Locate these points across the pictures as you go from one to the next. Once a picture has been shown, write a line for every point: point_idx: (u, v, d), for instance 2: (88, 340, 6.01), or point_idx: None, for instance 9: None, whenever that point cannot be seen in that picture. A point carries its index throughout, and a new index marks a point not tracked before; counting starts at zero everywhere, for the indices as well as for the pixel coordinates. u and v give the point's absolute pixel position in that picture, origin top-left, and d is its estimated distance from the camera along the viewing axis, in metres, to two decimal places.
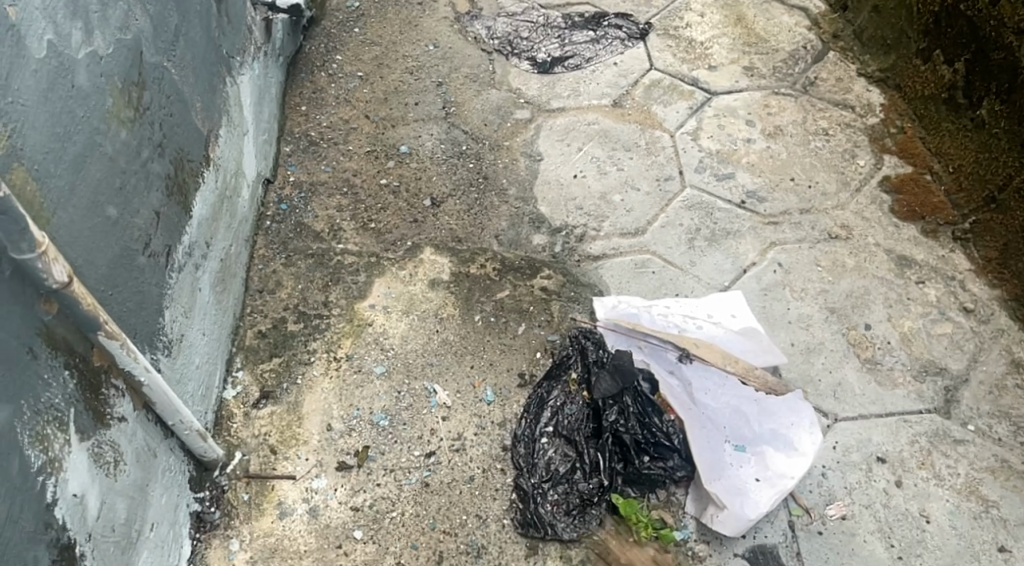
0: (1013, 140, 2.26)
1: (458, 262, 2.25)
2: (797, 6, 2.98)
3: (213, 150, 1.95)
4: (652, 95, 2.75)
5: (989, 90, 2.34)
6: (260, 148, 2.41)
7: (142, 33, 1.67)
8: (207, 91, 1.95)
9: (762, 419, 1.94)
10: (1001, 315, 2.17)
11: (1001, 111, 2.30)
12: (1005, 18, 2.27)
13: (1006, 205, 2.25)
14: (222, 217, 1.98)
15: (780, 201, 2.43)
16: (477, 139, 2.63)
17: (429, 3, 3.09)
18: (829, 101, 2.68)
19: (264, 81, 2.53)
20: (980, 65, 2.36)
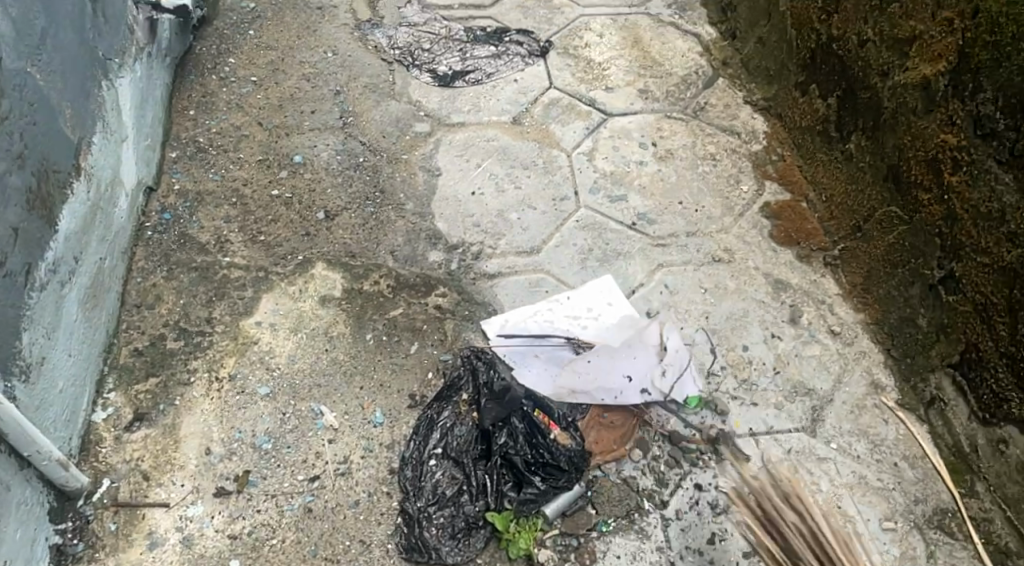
0: (877, 173, 2.25)
1: (349, 279, 2.25)
2: (689, 31, 3.14)
3: (85, 159, 1.87)
4: (551, 113, 2.82)
5: (857, 127, 2.33)
6: (141, 155, 2.34)
7: (1, 38, 1.60)
8: (81, 97, 1.88)
9: (654, 373, 2.11)
10: (865, 337, 2.23)
11: (866, 145, 2.30)
12: (872, 58, 2.23)
13: (870, 236, 2.28)
14: (94, 229, 1.91)
15: (668, 223, 2.49)
16: (375, 151, 2.63)
17: (329, 9, 3.10)
18: (717, 127, 2.76)
19: (147, 85, 2.46)
20: (850, 101, 2.35)
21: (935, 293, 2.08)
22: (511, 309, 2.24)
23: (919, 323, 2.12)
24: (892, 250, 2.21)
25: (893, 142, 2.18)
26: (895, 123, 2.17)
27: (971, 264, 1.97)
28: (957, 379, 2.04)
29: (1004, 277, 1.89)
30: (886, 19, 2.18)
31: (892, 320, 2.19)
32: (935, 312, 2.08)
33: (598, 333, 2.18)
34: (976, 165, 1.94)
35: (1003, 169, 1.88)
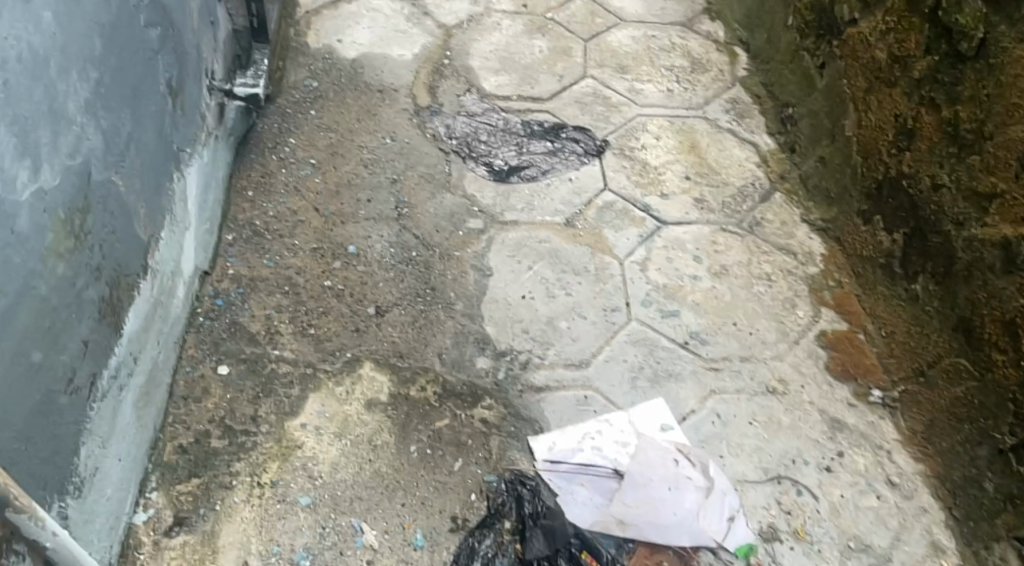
0: (945, 321, 2.23)
1: (397, 383, 2.23)
2: (748, 140, 3.14)
3: (152, 256, 1.88)
4: (605, 218, 2.81)
5: (924, 269, 2.30)
6: (200, 239, 2.33)
7: (90, 154, 1.60)
8: (156, 198, 1.89)
9: (705, 509, 2.10)
10: (924, 492, 2.19)
11: (935, 291, 2.27)
12: (946, 209, 2.19)
13: (935, 383, 2.26)
14: (155, 326, 1.91)
15: (722, 345, 2.45)
16: (428, 246, 2.62)
17: (390, 91, 3.15)
18: (773, 245, 2.73)
19: (212, 167, 2.46)
20: (917, 241, 2.32)
21: (1005, 459, 2.06)
22: (559, 427, 2.22)
23: (985, 487, 2.10)
24: (957, 403, 2.19)
25: (966, 295, 2.15)
26: (969, 276, 2.14)
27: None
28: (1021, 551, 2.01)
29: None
30: (966, 171, 2.14)
31: (957, 478, 2.17)
32: (1003, 477, 2.06)
33: (649, 462, 2.17)
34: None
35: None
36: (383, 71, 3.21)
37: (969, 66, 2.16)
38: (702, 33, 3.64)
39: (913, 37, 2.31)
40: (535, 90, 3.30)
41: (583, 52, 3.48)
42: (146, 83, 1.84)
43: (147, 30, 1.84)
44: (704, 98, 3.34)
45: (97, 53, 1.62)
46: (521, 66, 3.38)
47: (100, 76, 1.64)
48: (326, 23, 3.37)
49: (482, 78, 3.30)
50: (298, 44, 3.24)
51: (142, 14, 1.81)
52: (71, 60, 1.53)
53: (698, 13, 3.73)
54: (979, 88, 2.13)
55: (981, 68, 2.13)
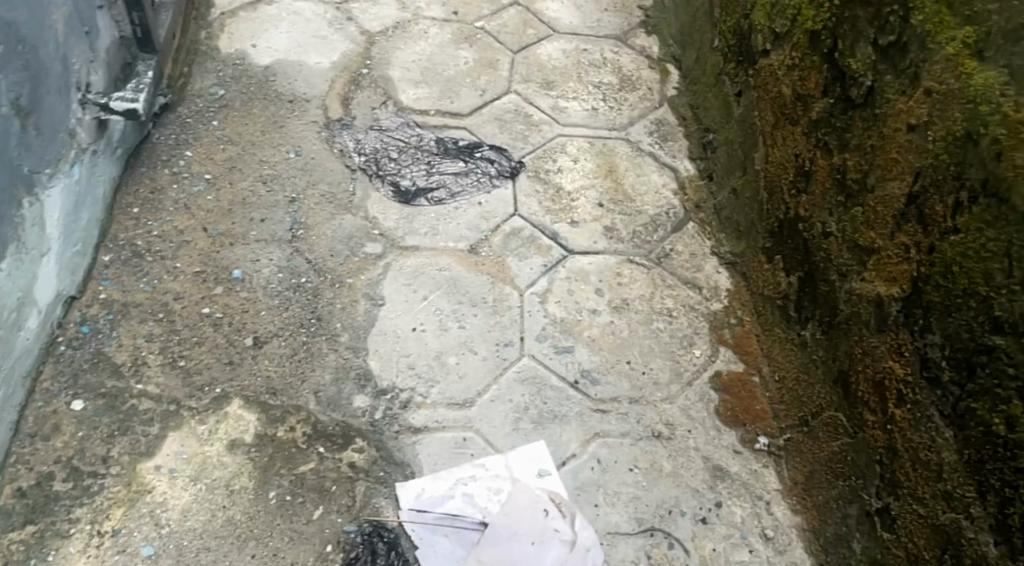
0: (828, 372, 2.14)
1: (265, 422, 2.16)
2: (668, 165, 3.03)
3: None
4: (510, 245, 2.71)
5: (814, 315, 2.21)
6: (64, 264, 2.24)
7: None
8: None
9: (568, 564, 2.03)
10: (799, 546, 2.12)
11: (821, 340, 2.17)
12: (832, 256, 2.10)
13: (817, 434, 2.16)
14: None
15: (612, 386, 2.36)
16: (319, 272, 2.51)
17: (301, 102, 2.97)
18: (679, 278, 2.64)
19: (88, 186, 2.34)
20: (808, 287, 2.23)
21: (871, 521, 1.96)
22: (431, 472, 2.15)
23: (852, 547, 2.01)
24: (834, 458, 2.10)
25: (846, 349, 2.05)
26: (849, 328, 2.04)
27: (908, 510, 1.83)
28: None
29: (939, 539, 1.75)
30: (850, 223, 2.04)
31: (827, 532, 2.09)
32: (868, 540, 1.96)
33: (517, 512, 2.10)
34: (920, 406, 1.80)
35: (945, 423, 1.74)
36: (296, 80, 3.03)
37: (857, 114, 2.06)
38: (635, 47, 3.50)
39: (812, 77, 2.21)
40: (455, 105, 3.13)
41: (510, 65, 3.33)
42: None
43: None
44: (630, 118, 3.19)
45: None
46: (443, 79, 3.21)
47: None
48: (241, 27, 3.18)
49: (400, 90, 3.13)
50: (208, 49, 3.06)
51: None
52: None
53: (634, 25, 3.59)
54: (864, 137, 2.02)
55: (867, 117, 2.03)
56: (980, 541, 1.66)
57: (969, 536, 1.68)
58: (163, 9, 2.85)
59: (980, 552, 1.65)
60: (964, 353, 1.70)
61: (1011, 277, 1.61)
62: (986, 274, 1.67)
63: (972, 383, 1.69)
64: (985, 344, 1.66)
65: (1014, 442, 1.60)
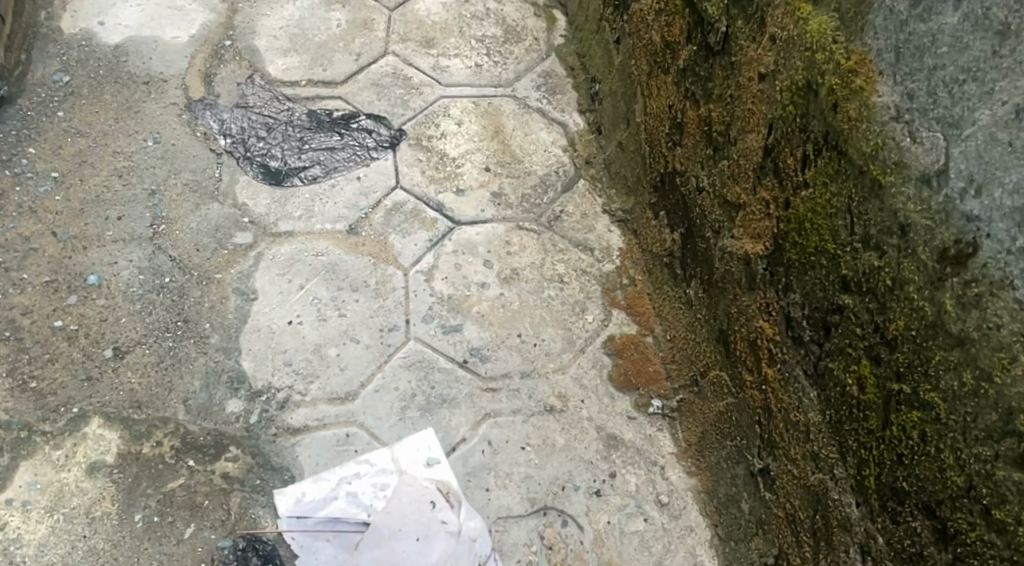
0: (711, 330, 2.05)
1: (127, 440, 2.02)
2: (556, 120, 2.91)
3: None
4: (391, 221, 2.57)
5: (696, 273, 2.12)
6: None
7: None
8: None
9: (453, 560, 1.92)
10: (694, 509, 2.05)
11: (702, 297, 2.10)
12: (705, 211, 2.02)
13: (705, 393, 2.09)
14: None
15: (502, 362, 2.25)
16: (185, 269, 2.34)
17: (158, 83, 2.75)
18: (570, 242, 2.53)
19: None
20: (689, 245, 2.15)
21: (755, 481, 1.88)
22: (312, 474, 2.04)
23: (741, 507, 1.94)
24: (722, 418, 2.02)
25: (724, 307, 1.96)
26: (724, 285, 1.96)
27: (785, 471, 1.75)
28: None
29: (811, 500, 1.67)
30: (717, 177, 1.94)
31: (720, 493, 2.02)
32: (753, 501, 1.89)
33: (402, 507, 1.98)
34: (788, 366, 1.72)
35: (809, 383, 1.65)
36: (151, 59, 2.79)
37: (717, 61, 1.94)
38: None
39: (676, 22, 2.12)
40: (328, 73, 2.94)
41: (386, 24, 3.12)
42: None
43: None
44: (516, 73, 3.06)
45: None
46: (314, 46, 3.01)
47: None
48: (86, 3, 2.90)
49: (268, 62, 2.93)
50: (50, 32, 2.79)
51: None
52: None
53: None
54: (724, 87, 1.91)
55: (726, 64, 1.90)
56: (843, 503, 1.57)
57: (833, 497, 1.59)
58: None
59: (844, 515, 1.57)
60: (819, 312, 1.61)
61: (853, 234, 1.51)
62: (832, 228, 1.56)
63: (829, 342, 1.60)
64: (836, 303, 1.56)
65: (864, 403, 1.51)
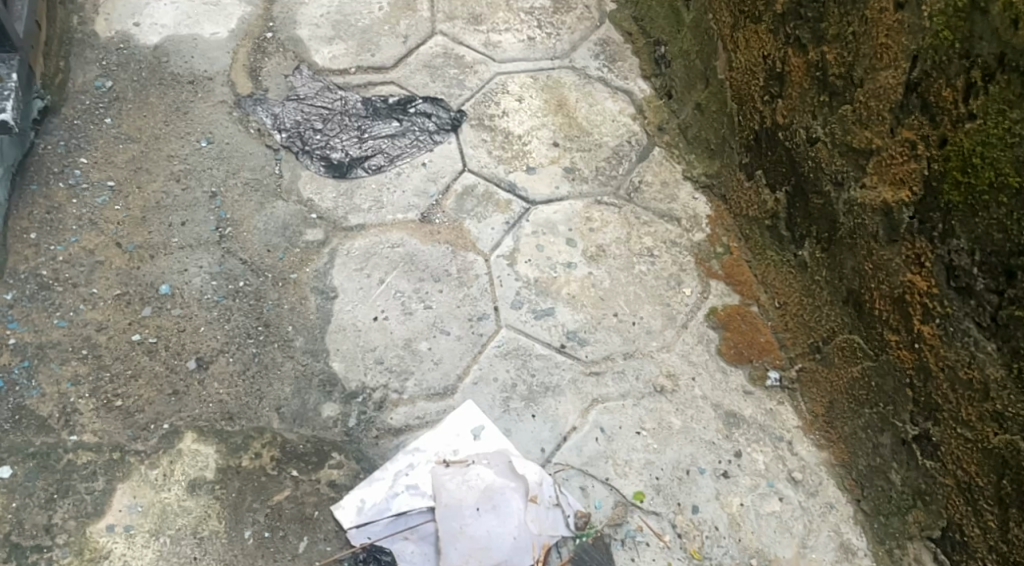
0: (836, 292, 1.93)
1: (225, 454, 1.91)
2: (620, 89, 2.72)
3: None
4: (464, 205, 2.42)
5: (811, 232, 1.99)
6: None
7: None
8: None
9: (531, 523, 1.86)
10: (831, 484, 1.93)
11: (822, 257, 1.96)
12: (822, 162, 1.89)
13: (832, 360, 1.95)
14: None
15: (602, 343, 2.12)
16: (257, 271, 2.21)
17: (203, 81, 2.57)
18: (653, 213, 2.38)
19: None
20: (800, 200, 2.01)
21: (909, 449, 1.77)
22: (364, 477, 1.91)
23: (891, 479, 1.82)
24: (858, 383, 1.88)
25: (854, 265, 1.85)
26: (854, 242, 1.84)
27: (953, 436, 1.66)
28: (938, 555, 1.75)
29: (994, 465, 1.59)
30: (839, 124, 1.84)
31: (859, 465, 1.89)
32: (908, 470, 1.78)
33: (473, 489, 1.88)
34: (952, 321, 1.63)
35: (985, 335, 1.58)
36: (194, 56, 2.61)
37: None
38: None
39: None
40: (377, 58, 2.74)
41: (428, 3, 2.88)
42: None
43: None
44: (571, 43, 2.85)
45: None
46: (358, 30, 2.79)
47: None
48: (117, 4, 2.71)
49: (313, 51, 2.73)
50: (86, 37, 2.62)
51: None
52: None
53: None
54: (843, 25, 1.81)
55: (842, 2, 1.81)
56: None
57: None
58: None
59: None
60: (999, 257, 1.54)
61: None
62: (1014, 161, 1.49)
63: (1013, 290, 1.53)
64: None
65: None
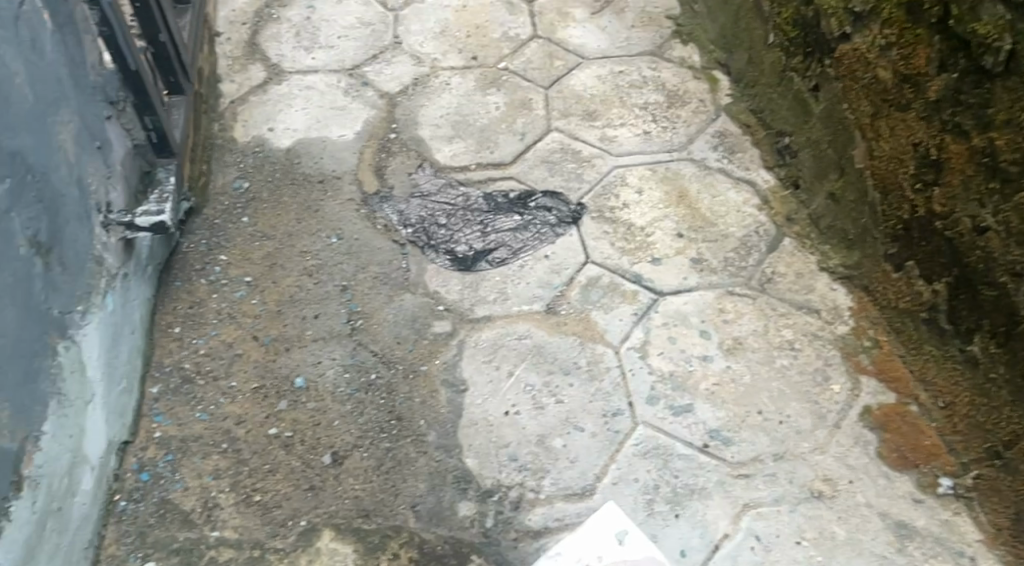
0: (1016, 389, 1.89)
1: (364, 552, 1.88)
2: (743, 178, 2.62)
3: (29, 465, 1.57)
4: (591, 297, 2.35)
5: (980, 326, 1.96)
6: (113, 410, 1.94)
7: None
8: (26, 381, 1.58)
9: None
10: None
11: (997, 353, 1.92)
12: (996, 250, 1.89)
13: (1015, 467, 1.90)
14: (42, 542, 1.62)
15: (749, 444, 2.06)
16: (388, 363, 2.19)
17: (332, 180, 2.61)
18: (790, 303, 2.31)
19: (125, 313, 2.03)
20: (965, 291, 1.99)
21: None
22: None
23: None
24: None
25: None
26: None
27: None
28: None
29: None
30: (1015, 210, 1.84)
31: None
32: None
33: None
34: None
35: None
36: (323, 157, 2.66)
37: (999, 83, 1.86)
38: (674, 61, 2.99)
39: (921, 54, 2.03)
40: (496, 154, 2.72)
41: (545, 103, 2.87)
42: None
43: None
44: (688, 135, 2.75)
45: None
46: (477, 130, 2.78)
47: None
48: (254, 111, 2.80)
49: (435, 150, 2.73)
50: (224, 142, 2.70)
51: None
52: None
53: (667, 38, 3.07)
54: (1015, 109, 1.83)
55: (1015, 86, 1.83)
56: None
57: None
58: (175, 106, 2.35)
59: None
60: None
61: None
62: None
63: None
64: None
65: None
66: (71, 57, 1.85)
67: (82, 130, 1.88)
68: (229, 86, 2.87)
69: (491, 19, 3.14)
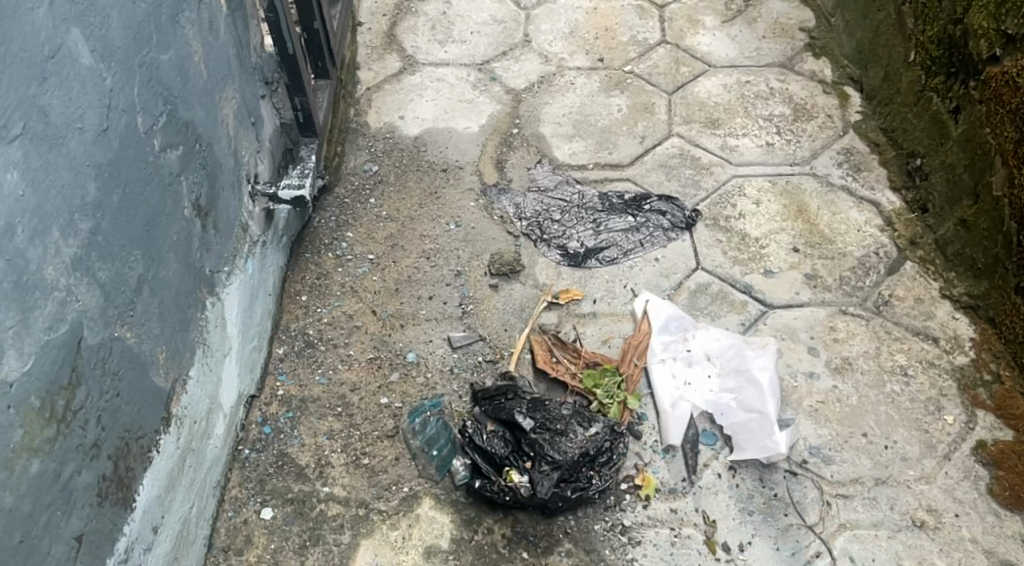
0: None
1: (461, 524, 1.97)
2: (866, 198, 2.60)
3: (176, 405, 1.70)
4: (698, 303, 2.38)
5: None
6: (246, 363, 2.07)
7: (85, 313, 1.42)
8: (180, 329, 1.70)
9: (767, 435, 2.07)
10: None
11: None
12: None
13: None
14: (183, 477, 1.74)
15: (851, 464, 2.06)
16: (496, 348, 2.26)
17: (455, 170, 2.70)
18: (906, 328, 2.29)
19: (260, 277, 2.15)
20: None
21: None
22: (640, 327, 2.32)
23: None
24: None
25: None
26: None
27: None
28: None
29: None
30: None
31: None
32: None
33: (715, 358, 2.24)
34: None
35: None
36: (448, 148, 2.75)
37: None
38: (803, 74, 2.98)
39: None
40: (615, 156, 2.76)
41: (668, 108, 2.89)
42: (163, 215, 1.64)
43: (164, 154, 1.64)
44: (812, 150, 2.74)
45: (88, 202, 1.42)
46: (598, 130, 2.83)
47: (96, 223, 1.44)
48: (386, 98, 2.92)
49: (555, 147, 2.79)
50: (358, 126, 2.82)
51: (154, 139, 1.61)
52: (51, 221, 1.35)
53: (798, 50, 3.06)
54: None
55: None
56: None
57: None
58: (320, 88, 2.48)
59: None
60: None
61: None
62: None
63: None
64: None
65: None
66: (239, 38, 1.98)
67: (241, 106, 2.01)
68: (366, 73, 3.00)
69: (621, 22, 3.18)
